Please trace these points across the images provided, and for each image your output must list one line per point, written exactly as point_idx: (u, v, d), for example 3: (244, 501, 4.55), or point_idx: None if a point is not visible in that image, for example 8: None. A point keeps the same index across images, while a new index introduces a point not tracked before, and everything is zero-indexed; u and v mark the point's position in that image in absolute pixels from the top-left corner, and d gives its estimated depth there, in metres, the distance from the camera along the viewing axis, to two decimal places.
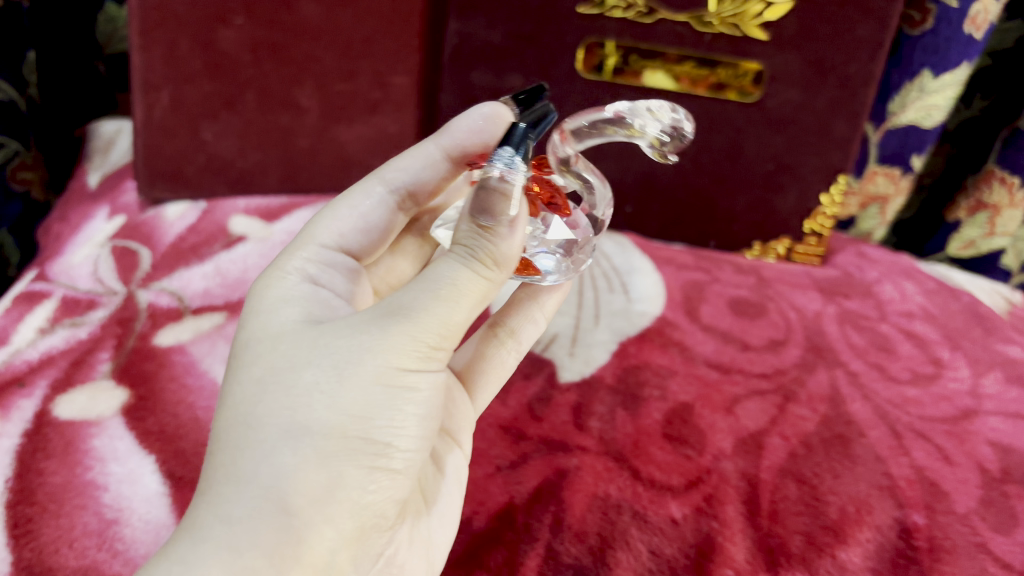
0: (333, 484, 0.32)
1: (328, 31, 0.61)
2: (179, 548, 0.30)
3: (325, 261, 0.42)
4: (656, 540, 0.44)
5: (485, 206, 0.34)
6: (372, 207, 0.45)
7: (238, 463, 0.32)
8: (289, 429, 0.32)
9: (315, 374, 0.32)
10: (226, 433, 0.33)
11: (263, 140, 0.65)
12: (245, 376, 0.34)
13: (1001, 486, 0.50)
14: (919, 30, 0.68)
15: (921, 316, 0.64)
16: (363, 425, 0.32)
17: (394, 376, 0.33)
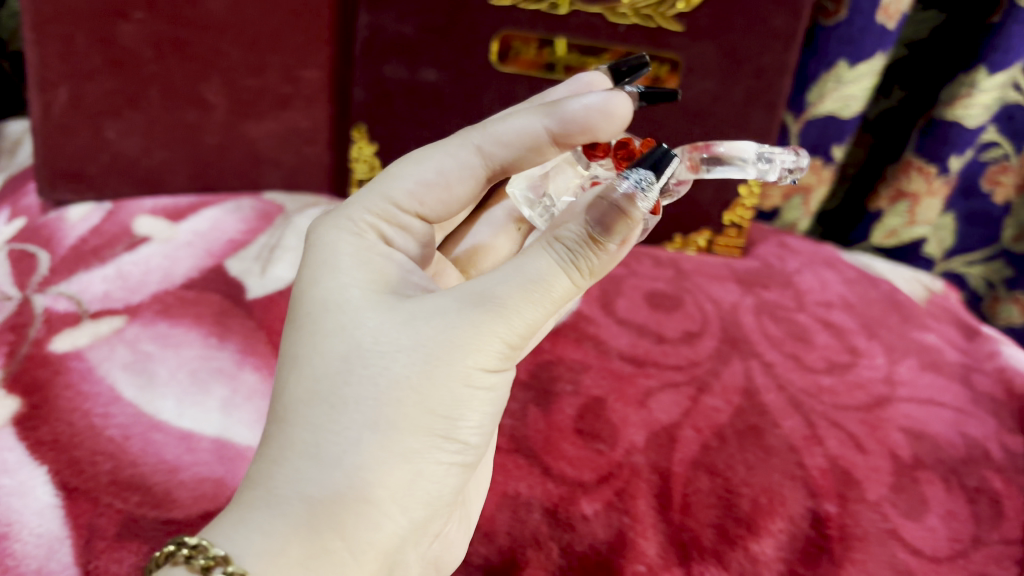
0: (411, 480, 0.33)
1: (233, 25, 0.59)
2: (256, 512, 0.32)
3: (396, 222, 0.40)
4: (567, 537, 0.44)
5: (605, 221, 0.34)
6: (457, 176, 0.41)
7: (322, 445, 0.33)
8: (374, 422, 0.32)
9: (402, 368, 0.33)
10: (306, 404, 0.33)
11: (169, 138, 0.63)
12: (326, 348, 0.34)
13: (913, 472, 0.50)
14: (833, 21, 0.68)
15: (839, 305, 0.64)
16: (443, 424, 0.33)
17: (477, 377, 0.34)
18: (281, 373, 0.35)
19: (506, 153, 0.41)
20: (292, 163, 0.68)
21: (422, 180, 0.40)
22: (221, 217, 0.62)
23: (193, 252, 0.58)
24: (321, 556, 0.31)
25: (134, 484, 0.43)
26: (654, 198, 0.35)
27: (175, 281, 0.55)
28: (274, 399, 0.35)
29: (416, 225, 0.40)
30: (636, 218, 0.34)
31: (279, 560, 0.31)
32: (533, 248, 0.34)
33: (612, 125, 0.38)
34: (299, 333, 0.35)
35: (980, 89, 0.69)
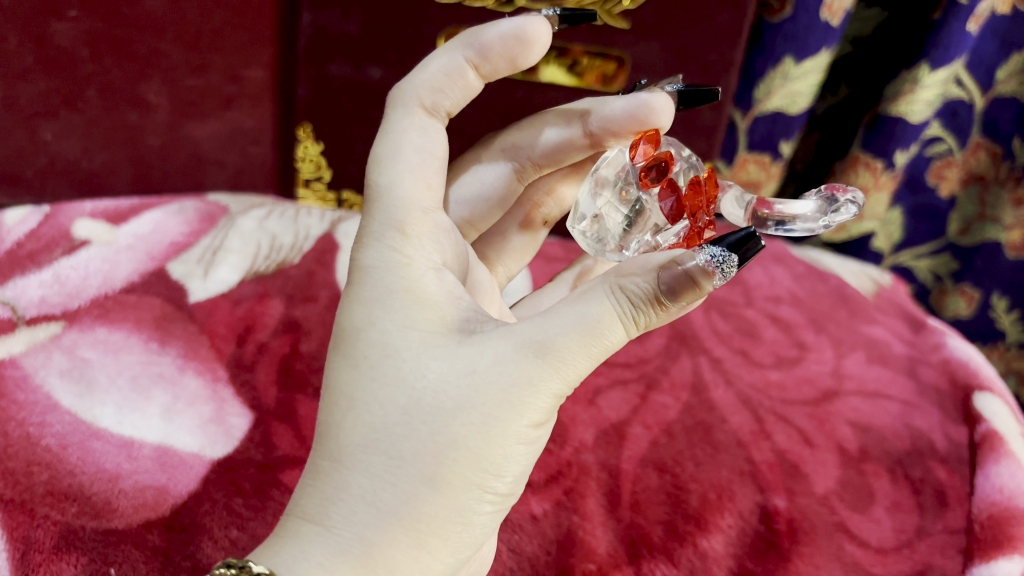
0: (461, 525, 0.33)
1: (173, 23, 0.58)
2: (311, 550, 0.31)
3: (435, 232, 0.37)
4: (516, 537, 0.43)
5: (675, 288, 0.32)
6: (425, 139, 0.38)
7: (382, 494, 0.32)
8: (433, 476, 0.32)
9: (462, 425, 0.32)
10: (363, 449, 0.32)
11: (109, 140, 0.62)
12: (384, 394, 0.32)
13: (859, 465, 0.51)
14: (778, 19, 0.68)
15: (787, 301, 0.64)
16: (494, 478, 0.33)
17: (530, 432, 0.33)
18: (331, 407, 0.34)
19: (445, 102, 0.40)
20: (237, 163, 0.67)
21: (416, 169, 0.37)
22: (163, 219, 0.61)
23: (134, 255, 0.57)
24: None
25: (72, 494, 0.41)
26: (730, 277, 0.33)
27: (116, 286, 0.54)
28: (324, 433, 0.34)
29: (442, 218, 0.38)
30: (707, 289, 0.31)
31: None
32: (596, 295, 0.32)
33: (530, 51, 0.39)
34: (351, 368, 0.34)
35: (922, 86, 0.70)
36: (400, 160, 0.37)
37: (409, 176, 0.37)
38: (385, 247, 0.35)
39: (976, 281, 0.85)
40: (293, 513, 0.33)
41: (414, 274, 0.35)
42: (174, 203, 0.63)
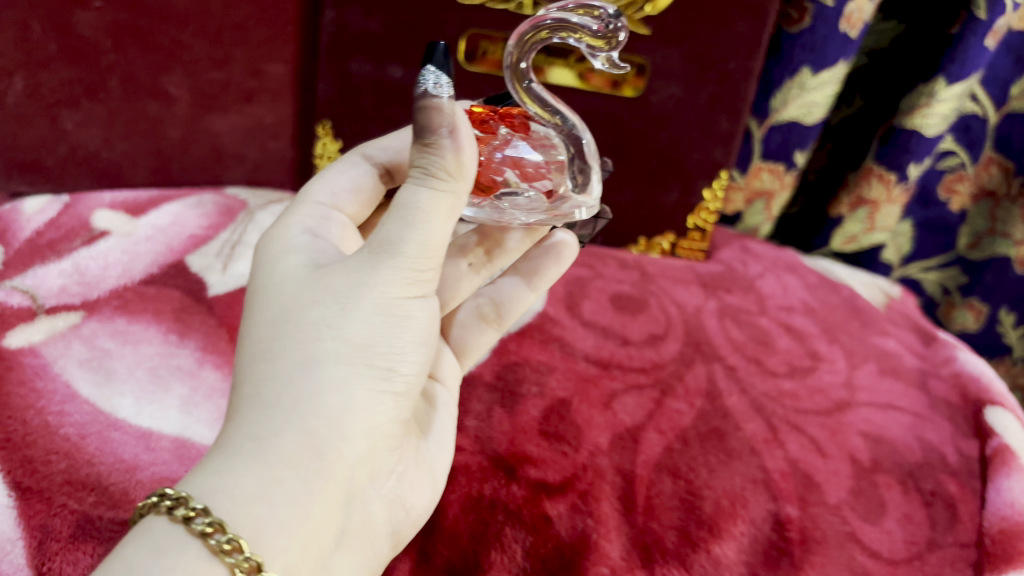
0: (345, 409, 0.33)
1: (196, 16, 0.58)
2: (213, 463, 0.31)
3: (319, 217, 0.41)
4: (531, 538, 0.44)
5: (427, 121, 0.31)
6: (360, 174, 0.44)
7: (260, 392, 0.33)
8: (303, 362, 0.33)
9: (316, 308, 0.33)
10: (246, 364, 0.34)
11: (129, 131, 0.62)
12: (255, 316, 0.35)
13: (871, 476, 0.51)
14: (797, 28, 0.68)
15: (800, 310, 0.65)
16: (365, 353, 0.33)
17: (392, 304, 0.33)
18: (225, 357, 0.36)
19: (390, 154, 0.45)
20: (255, 157, 0.67)
21: (333, 180, 0.43)
22: (181, 212, 0.61)
23: (153, 246, 0.57)
24: (275, 484, 0.31)
25: (90, 483, 0.42)
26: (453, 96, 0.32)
27: (135, 277, 0.54)
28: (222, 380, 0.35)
29: (343, 216, 0.42)
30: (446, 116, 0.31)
31: (238, 495, 0.30)
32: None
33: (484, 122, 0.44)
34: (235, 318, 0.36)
35: (938, 99, 0.70)
36: (331, 177, 0.43)
37: (313, 186, 0.43)
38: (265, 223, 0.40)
39: (984, 296, 0.85)
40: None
41: (288, 224, 0.39)
42: (194, 196, 0.63)
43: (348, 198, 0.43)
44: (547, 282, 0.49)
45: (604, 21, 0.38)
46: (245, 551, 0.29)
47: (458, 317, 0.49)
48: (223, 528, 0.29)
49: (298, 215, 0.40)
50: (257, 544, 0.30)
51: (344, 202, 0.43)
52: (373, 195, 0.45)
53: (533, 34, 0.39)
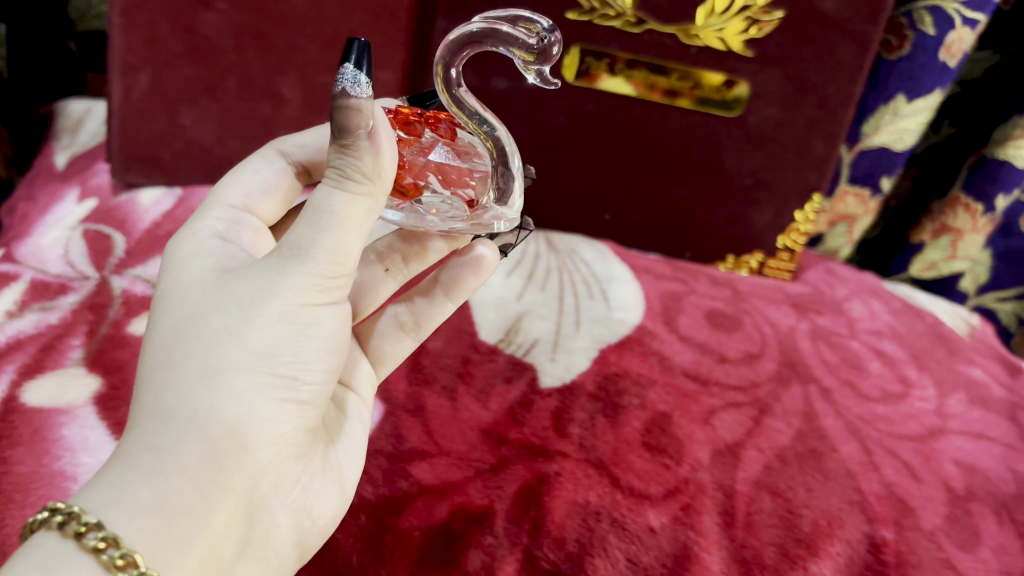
0: (246, 416, 0.32)
1: (312, 21, 0.60)
2: (110, 473, 0.30)
3: (231, 221, 0.41)
4: (634, 548, 0.45)
5: (341, 124, 0.30)
6: (273, 173, 0.44)
7: (158, 400, 0.32)
8: (204, 369, 0.32)
9: (220, 315, 0.33)
10: (145, 374, 0.33)
11: (242, 129, 0.64)
12: (158, 324, 0.34)
13: (966, 504, 0.51)
14: (896, 55, 0.69)
15: (889, 335, 0.65)
16: (267, 361, 0.33)
17: (296, 312, 0.33)
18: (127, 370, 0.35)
19: (306, 153, 0.46)
20: None
21: (245, 181, 0.43)
22: None
23: None
24: (174, 495, 0.30)
25: None
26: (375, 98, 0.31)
27: None
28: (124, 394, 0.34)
29: (253, 219, 0.43)
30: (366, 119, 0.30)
31: (134, 505, 0.29)
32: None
33: None
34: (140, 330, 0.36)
35: None
36: (242, 176, 0.43)
37: (225, 188, 0.43)
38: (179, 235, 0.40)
39: None
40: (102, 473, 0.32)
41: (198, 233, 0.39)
42: None
43: (261, 200, 0.44)
44: (467, 291, 0.49)
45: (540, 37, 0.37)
46: (139, 566, 0.28)
47: (377, 325, 0.49)
48: (118, 542, 0.28)
49: (207, 219, 0.40)
50: (151, 556, 0.28)
51: (256, 204, 0.43)
52: (288, 194, 0.45)
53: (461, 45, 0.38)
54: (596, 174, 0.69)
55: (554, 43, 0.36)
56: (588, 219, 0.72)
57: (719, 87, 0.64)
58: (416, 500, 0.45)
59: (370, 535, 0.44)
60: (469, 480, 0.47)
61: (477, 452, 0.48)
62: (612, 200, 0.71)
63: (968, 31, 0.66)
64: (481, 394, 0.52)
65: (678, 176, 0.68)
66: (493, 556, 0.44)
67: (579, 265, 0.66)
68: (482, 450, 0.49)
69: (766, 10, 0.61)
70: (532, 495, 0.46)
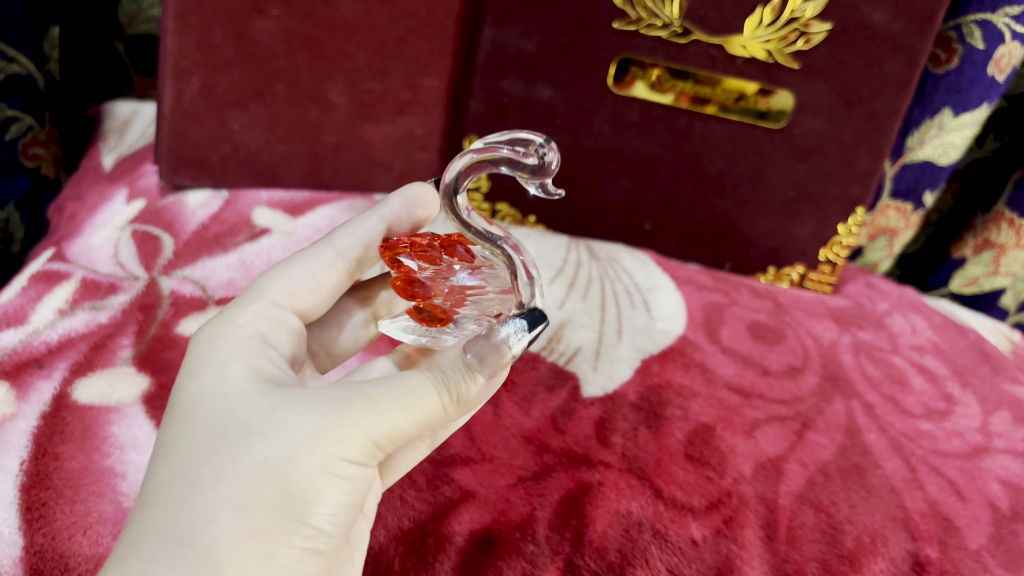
0: (260, 559, 0.32)
1: (361, 29, 0.61)
2: None
3: (273, 319, 0.41)
4: (675, 559, 0.44)
5: (480, 353, 0.37)
6: (323, 269, 0.45)
7: (178, 523, 0.31)
8: (232, 503, 0.31)
9: (262, 448, 0.32)
10: (167, 484, 0.32)
11: (288, 133, 0.64)
12: (191, 433, 0.33)
13: (1011, 525, 0.51)
14: (943, 69, 0.69)
15: (931, 351, 0.65)
16: (294, 506, 0.32)
17: (340, 465, 0.33)
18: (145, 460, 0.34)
19: (353, 244, 0.47)
20: (402, 167, 0.69)
21: (294, 278, 0.43)
22: (337, 215, 0.63)
23: None
24: None
25: None
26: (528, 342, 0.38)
27: None
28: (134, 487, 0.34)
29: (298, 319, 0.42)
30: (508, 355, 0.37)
31: None
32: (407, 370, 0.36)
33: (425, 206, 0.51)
34: (167, 421, 0.35)
35: None
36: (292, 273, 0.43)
37: (272, 282, 0.42)
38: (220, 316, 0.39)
39: None
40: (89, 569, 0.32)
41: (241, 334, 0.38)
42: (347, 199, 0.64)
43: (306, 297, 0.43)
44: None
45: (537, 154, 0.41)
46: None
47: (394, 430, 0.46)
48: None
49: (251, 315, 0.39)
50: None
51: (301, 300, 0.43)
52: (334, 291, 0.45)
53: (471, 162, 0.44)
54: (637, 183, 0.69)
55: (550, 160, 0.41)
56: (628, 229, 0.72)
57: (757, 97, 0.64)
58: (459, 505, 0.46)
59: (413, 540, 0.44)
60: (512, 487, 0.47)
61: (519, 459, 0.49)
62: (653, 210, 0.71)
63: (1018, 45, 0.66)
64: (524, 401, 0.53)
65: (720, 187, 0.68)
66: (535, 563, 0.44)
67: (621, 274, 0.66)
68: (526, 457, 0.49)
69: (814, 23, 0.61)
70: (575, 505, 0.46)
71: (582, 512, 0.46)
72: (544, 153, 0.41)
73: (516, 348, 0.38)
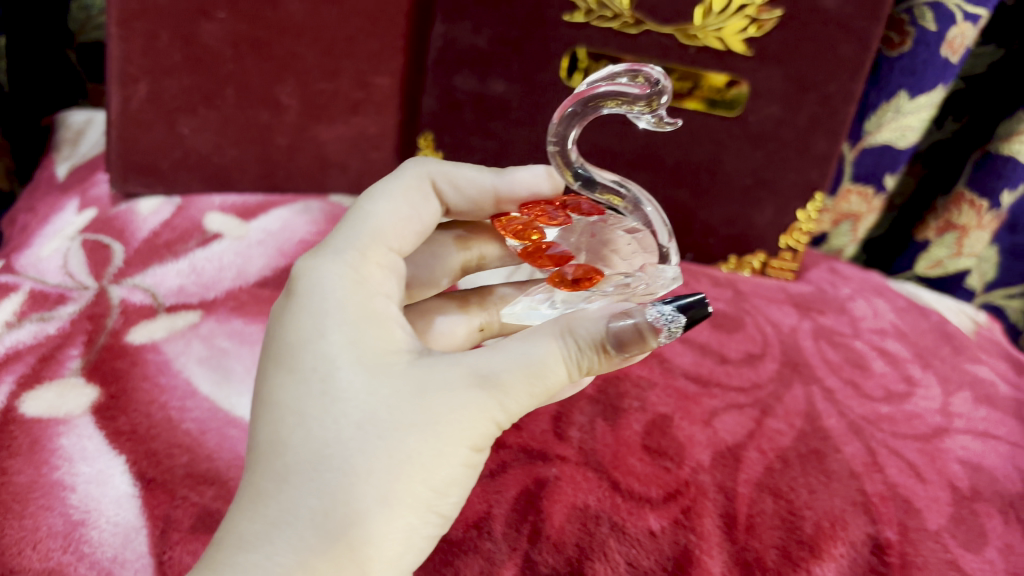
0: (403, 545, 0.33)
1: (311, 28, 0.61)
2: None
3: (388, 266, 0.40)
4: (633, 552, 0.44)
5: (621, 339, 0.36)
6: (429, 219, 0.45)
7: (331, 514, 0.31)
8: (384, 496, 0.32)
9: (418, 441, 0.32)
10: (315, 466, 0.32)
11: (240, 136, 0.64)
12: (336, 413, 0.33)
13: (971, 504, 0.51)
14: (897, 52, 0.69)
15: (893, 334, 0.65)
16: (437, 496, 0.33)
17: (476, 453, 0.34)
18: (279, 425, 0.34)
19: (452, 192, 0.47)
20: (358, 167, 0.68)
21: (406, 221, 0.43)
22: (290, 216, 0.62)
23: (265, 250, 0.58)
24: None
25: (211, 478, 0.43)
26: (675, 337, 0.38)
27: (249, 279, 0.56)
28: (267, 453, 0.33)
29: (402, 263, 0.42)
30: (653, 342, 0.36)
31: None
32: (543, 340, 0.36)
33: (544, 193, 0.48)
34: (300, 385, 0.34)
35: None
36: (405, 214, 0.43)
37: (388, 221, 0.42)
38: (342, 264, 0.38)
39: None
40: (228, 544, 0.32)
41: (367, 292, 0.37)
42: (298, 201, 0.64)
43: (413, 239, 0.43)
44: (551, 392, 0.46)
45: (650, 85, 0.40)
46: None
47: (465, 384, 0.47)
48: None
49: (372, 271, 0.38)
50: None
51: (408, 242, 0.43)
52: (430, 228, 0.46)
53: (583, 109, 0.43)
54: None
55: (664, 86, 0.40)
56: None
57: (723, 88, 0.64)
58: None
59: None
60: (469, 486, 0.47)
61: None
62: None
63: (969, 25, 0.66)
64: None
65: (678, 177, 0.68)
66: (492, 561, 0.43)
67: None
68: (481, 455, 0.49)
69: (764, 9, 0.60)
70: (533, 501, 0.46)
71: (540, 506, 0.46)
72: (658, 80, 0.40)
73: (664, 337, 0.37)
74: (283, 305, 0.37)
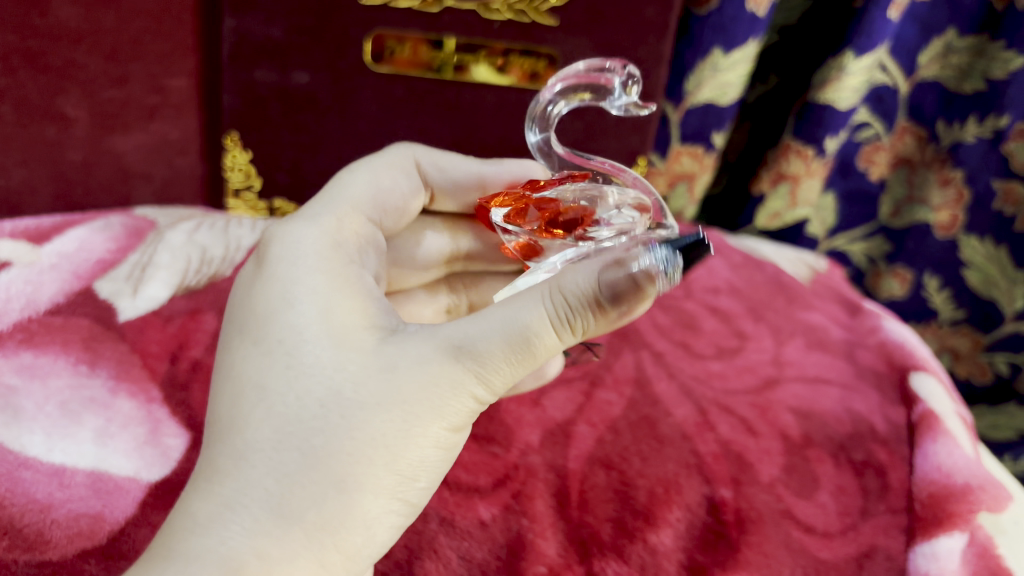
0: (366, 538, 0.32)
1: (88, 33, 0.56)
2: None
3: (367, 238, 0.42)
4: (465, 545, 0.42)
5: (617, 291, 0.31)
6: (412, 196, 0.46)
7: (286, 498, 0.30)
8: (345, 481, 0.31)
9: (385, 423, 0.31)
10: (272, 444, 0.31)
11: (27, 155, 0.60)
12: (301, 389, 0.32)
13: (803, 451, 0.51)
14: (705, 10, 0.69)
15: (725, 291, 0.66)
16: (405, 482, 0.32)
17: (447, 437, 0.33)
18: (238, 399, 0.33)
19: (439, 176, 0.48)
20: (164, 175, 0.66)
21: (387, 195, 0.44)
22: (88, 237, 0.59)
23: (58, 275, 0.55)
24: None
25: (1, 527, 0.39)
26: (674, 281, 0.33)
27: (40, 308, 0.52)
28: (228, 429, 0.32)
29: (380, 235, 0.44)
30: (651, 290, 0.32)
31: None
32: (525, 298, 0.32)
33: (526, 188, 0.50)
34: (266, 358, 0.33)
35: (848, 72, 0.71)
36: (386, 187, 0.44)
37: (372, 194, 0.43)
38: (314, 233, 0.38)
39: (908, 262, 0.86)
40: (179, 528, 0.30)
41: (340, 265, 0.37)
42: (99, 218, 0.61)
43: (393, 216, 0.45)
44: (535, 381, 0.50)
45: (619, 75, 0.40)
46: None
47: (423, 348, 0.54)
48: None
49: (348, 244, 0.39)
50: None
51: (389, 219, 0.45)
52: (414, 209, 0.47)
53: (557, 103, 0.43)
54: None
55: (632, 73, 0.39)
56: None
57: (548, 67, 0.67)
58: None
59: None
60: None
61: None
62: None
63: None
64: None
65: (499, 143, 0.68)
66: None
67: None
68: None
69: None
70: None
71: None
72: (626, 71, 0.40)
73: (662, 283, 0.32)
74: (252, 273, 0.38)
